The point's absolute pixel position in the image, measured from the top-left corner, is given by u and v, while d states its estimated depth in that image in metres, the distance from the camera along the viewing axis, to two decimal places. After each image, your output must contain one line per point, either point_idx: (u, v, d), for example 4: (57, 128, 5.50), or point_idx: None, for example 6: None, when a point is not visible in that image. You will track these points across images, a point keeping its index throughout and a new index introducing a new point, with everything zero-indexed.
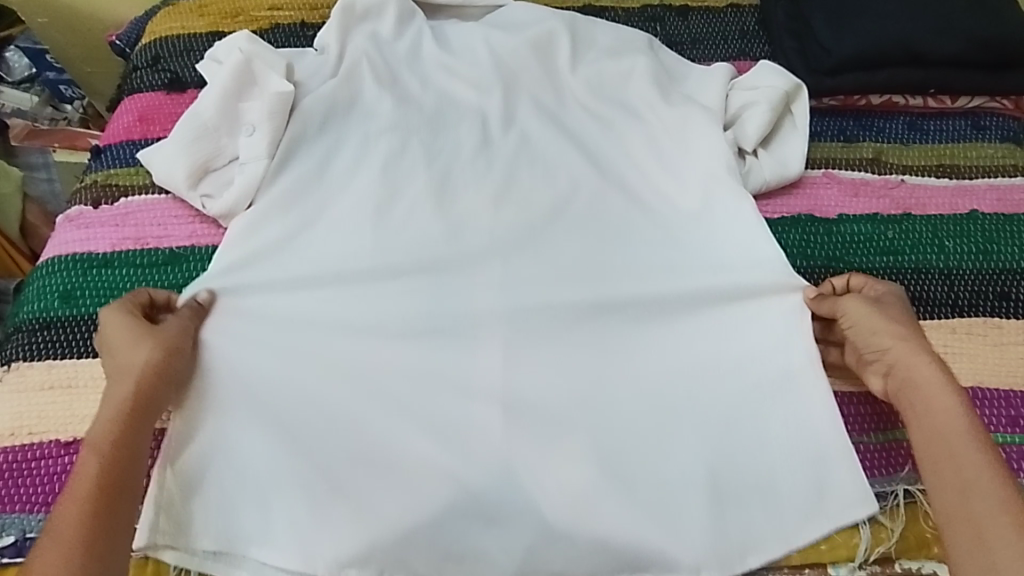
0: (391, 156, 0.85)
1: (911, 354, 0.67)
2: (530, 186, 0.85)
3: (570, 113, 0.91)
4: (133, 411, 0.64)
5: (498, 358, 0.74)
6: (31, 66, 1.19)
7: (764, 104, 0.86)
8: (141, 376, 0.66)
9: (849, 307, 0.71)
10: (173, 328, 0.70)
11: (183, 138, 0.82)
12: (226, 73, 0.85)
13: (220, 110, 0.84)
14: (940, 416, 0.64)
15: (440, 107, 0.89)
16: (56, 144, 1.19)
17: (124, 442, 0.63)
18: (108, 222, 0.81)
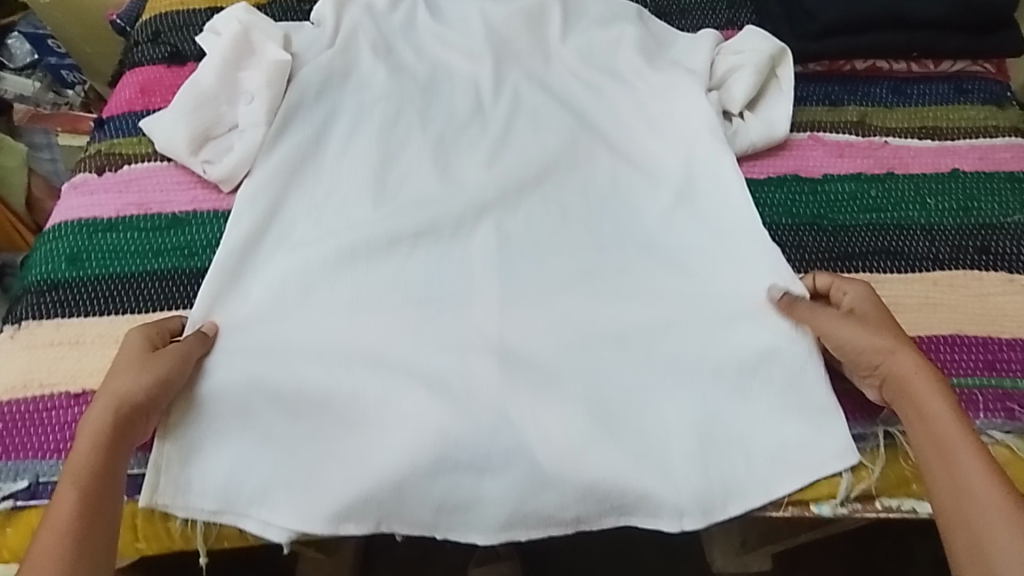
0: (386, 123, 0.87)
1: (898, 365, 0.67)
2: (522, 153, 0.87)
3: (561, 83, 0.93)
4: (111, 446, 0.64)
5: (492, 315, 0.76)
6: (33, 51, 1.29)
7: (751, 65, 0.87)
8: (123, 410, 0.65)
9: (830, 325, 0.70)
10: (167, 358, 0.69)
11: (184, 106, 0.85)
12: (227, 44, 0.88)
13: (221, 79, 0.86)
14: (933, 420, 0.64)
15: (434, 77, 0.92)
16: (60, 127, 1.26)
17: (101, 477, 0.63)
18: (113, 189, 0.83)
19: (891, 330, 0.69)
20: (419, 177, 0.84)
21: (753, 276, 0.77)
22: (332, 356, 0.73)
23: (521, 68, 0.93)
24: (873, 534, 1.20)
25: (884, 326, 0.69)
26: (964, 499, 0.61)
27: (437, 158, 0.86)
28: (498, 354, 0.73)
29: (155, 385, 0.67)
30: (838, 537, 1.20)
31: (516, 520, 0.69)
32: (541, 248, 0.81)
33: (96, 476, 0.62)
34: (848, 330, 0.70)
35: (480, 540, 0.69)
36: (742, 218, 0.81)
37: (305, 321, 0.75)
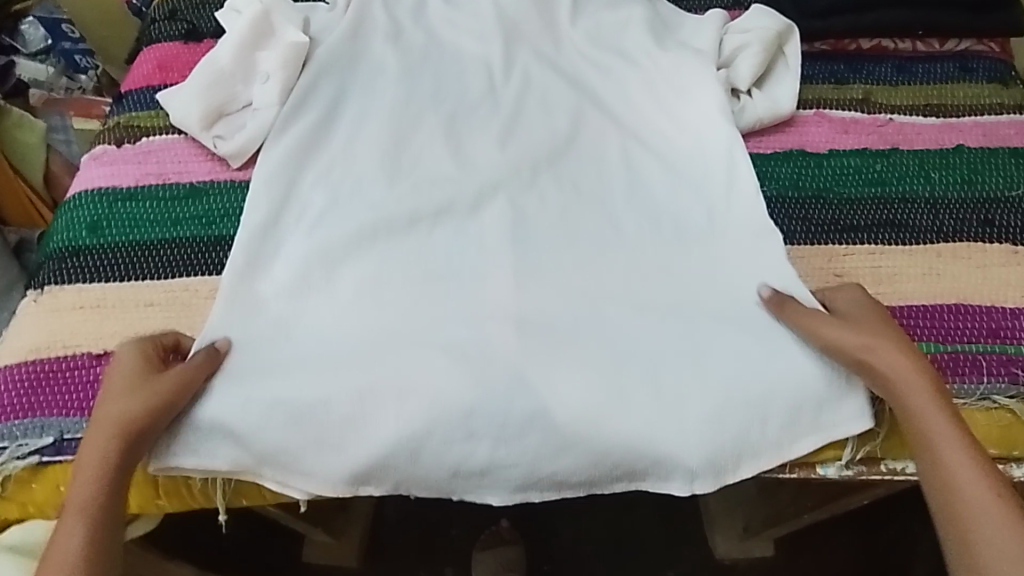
0: (399, 104, 0.90)
1: (891, 367, 0.68)
2: (531, 133, 0.89)
3: (570, 63, 0.94)
4: (105, 478, 0.64)
5: (508, 287, 0.77)
6: (47, 37, 1.24)
7: (758, 45, 0.89)
8: (119, 438, 0.65)
9: (825, 328, 0.70)
10: (164, 383, 0.68)
11: (200, 82, 0.87)
12: (245, 23, 0.90)
13: (238, 58, 0.89)
14: (925, 421, 0.66)
15: (446, 59, 0.94)
16: (73, 112, 1.25)
17: (97, 510, 0.63)
18: (132, 161, 0.85)
19: (882, 333, 0.70)
20: (433, 154, 0.87)
21: (759, 246, 0.79)
22: (348, 321, 0.75)
23: (531, 47, 0.95)
24: (878, 514, 1.21)
25: (876, 328, 0.70)
26: (959, 500, 0.64)
27: (453, 136, 0.88)
28: (514, 322, 0.75)
29: (151, 410, 0.66)
30: (841, 517, 1.21)
31: (531, 482, 0.71)
32: (553, 223, 0.82)
33: (92, 510, 0.63)
34: (839, 331, 0.70)
35: (496, 501, 0.71)
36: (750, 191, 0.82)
37: (322, 289, 0.77)
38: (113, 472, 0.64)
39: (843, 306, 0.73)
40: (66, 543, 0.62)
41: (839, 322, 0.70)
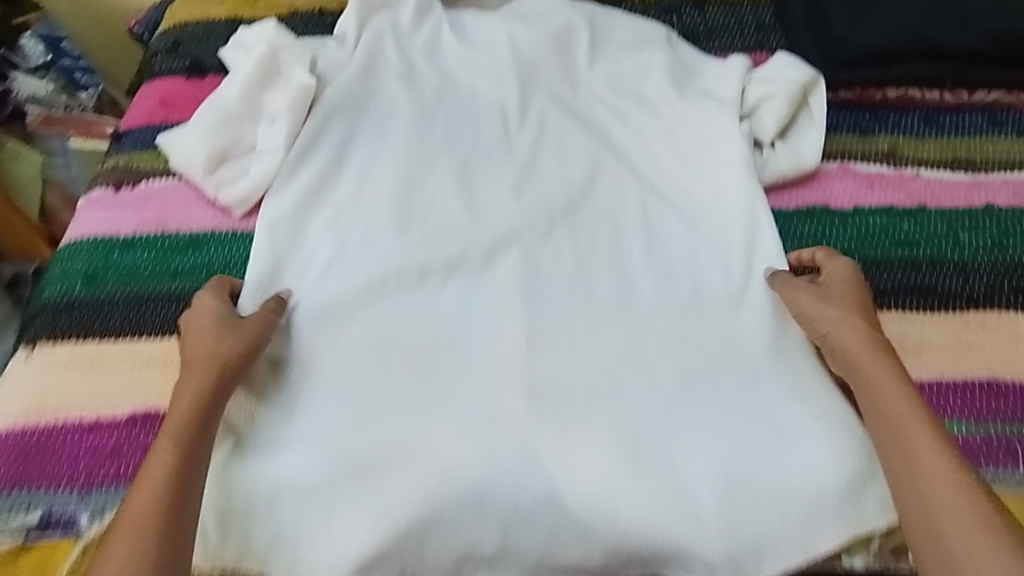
0: (411, 147, 0.87)
1: (854, 342, 0.69)
2: (548, 179, 0.86)
3: (588, 107, 0.92)
4: (205, 405, 0.65)
5: (520, 349, 0.74)
6: (47, 53, 1.19)
7: (783, 96, 0.86)
8: (217, 371, 0.67)
9: (795, 296, 0.75)
10: (252, 324, 0.72)
11: (207, 124, 0.85)
12: (253, 63, 0.87)
13: (246, 100, 0.86)
14: (887, 404, 0.65)
15: (460, 101, 0.92)
16: (73, 131, 1.17)
17: (195, 437, 0.63)
18: (131, 205, 0.82)
19: (855, 308, 0.72)
20: (446, 200, 0.84)
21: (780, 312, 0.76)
22: (354, 386, 0.71)
23: (547, 90, 0.92)
24: None
25: (848, 303, 0.73)
26: (923, 485, 0.61)
27: (466, 181, 0.86)
28: (528, 386, 0.71)
29: (245, 349, 0.70)
30: None
31: (544, 566, 0.66)
32: (569, 279, 0.79)
33: (192, 434, 0.63)
34: (809, 300, 0.74)
35: None
36: (768, 257, 0.80)
37: (326, 350, 0.74)
38: (211, 404, 0.65)
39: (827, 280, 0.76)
40: (163, 464, 0.61)
41: (811, 292, 0.74)
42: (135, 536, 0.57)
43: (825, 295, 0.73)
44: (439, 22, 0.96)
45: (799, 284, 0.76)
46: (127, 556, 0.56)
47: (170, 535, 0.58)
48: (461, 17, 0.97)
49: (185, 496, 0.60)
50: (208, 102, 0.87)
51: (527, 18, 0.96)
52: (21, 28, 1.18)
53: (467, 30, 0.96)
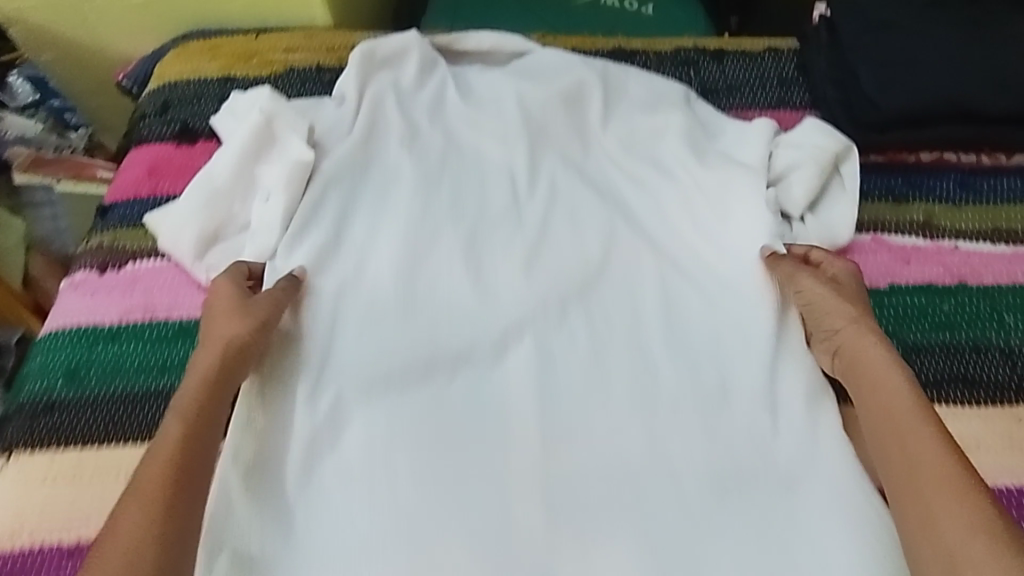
0: (416, 218, 0.81)
1: (858, 337, 0.69)
2: (559, 253, 0.81)
3: (600, 170, 0.86)
4: (215, 384, 0.67)
5: (536, 454, 0.69)
6: (34, 92, 1.15)
7: (810, 167, 0.81)
8: (229, 350, 0.69)
9: (804, 283, 0.75)
10: (262, 303, 0.72)
11: (196, 201, 0.80)
12: (247, 133, 0.82)
13: (239, 174, 0.82)
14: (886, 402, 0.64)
15: (465, 165, 0.85)
16: (62, 174, 1.11)
17: (205, 415, 0.65)
18: (116, 289, 0.77)
19: (859, 303, 0.73)
20: (452, 277, 0.78)
21: (808, 404, 0.72)
22: (361, 496, 0.66)
23: (558, 154, 0.86)
24: None
25: (852, 297, 0.73)
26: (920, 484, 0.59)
27: (472, 256, 0.80)
28: (546, 497, 0.67)
29: (256, 326, 0.71)
30: None
31: None
32: (587, 369, 0.74)
33: (205, 412, 0.65)
34: (817, 290, 0.74)
35: None
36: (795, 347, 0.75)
37: (331, 458, 0.68)
38: (221, 384, 0.67)
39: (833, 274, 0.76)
40: (174, 439, 0.62)
41: (819, 280, 0.74)
42: (143, 505, 0.57)
43: (836, 286, 0.73)
44: (440, 79, 0.90)
45: (802, 274, 0.75)
46: (137, 524, 0.56)
47: (181, 502, 0.58)
48: (465, 73, 0.91)
49: (194, 469, 0.61)
50: (199, 176, 0.82)
51: (535, 73, 0.90)
52: (12, 70, 1.16)
53: (471, 87, 0.90)
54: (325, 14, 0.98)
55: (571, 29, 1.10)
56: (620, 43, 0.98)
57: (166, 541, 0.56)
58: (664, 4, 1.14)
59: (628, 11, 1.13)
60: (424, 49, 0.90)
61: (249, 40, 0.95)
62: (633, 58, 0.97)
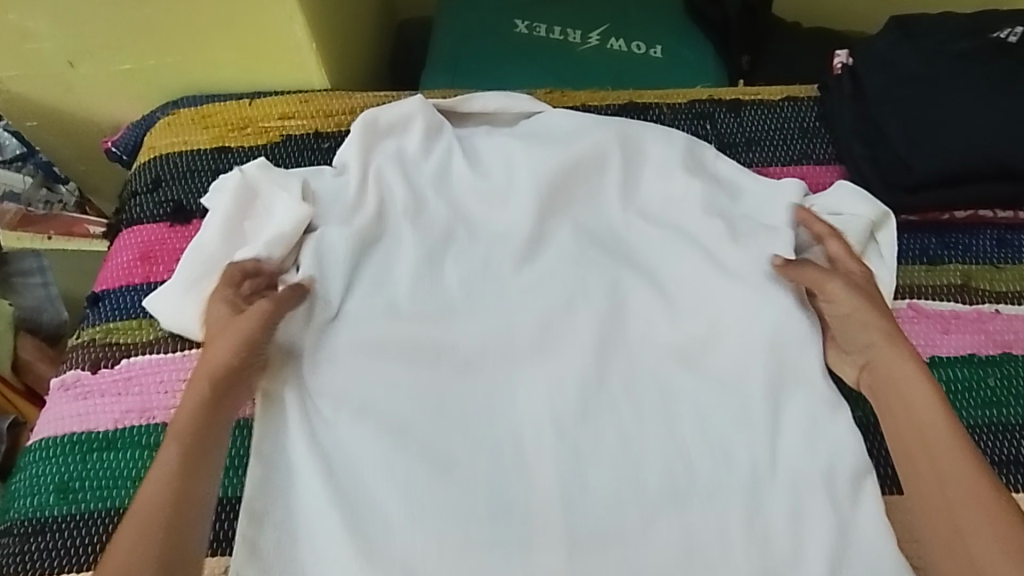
0: (428, 301, 0.78)
1: (892, 356, 0.68)
2: (578, 333, 0.76)
3: (617, 240, 0.82)
4: (212, 402, 0.66)
5: (561, 560, 0.66)
6: (21, 146, 1.12)
7: (855, 233, 0.78)
8: (219, 373, 0.67)
9: (833, 289, 0.73)
10: (254, 314, 0.70)
11: (191, 273, 0.76)
12: (229, 197, 0.80)
13: (229, 236, 0.79)
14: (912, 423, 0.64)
15: (476, 239, 0.81)
16: (53, 231, 1.08)
17: (200, 434, 0.64)
18: (111, 390, 0.73)
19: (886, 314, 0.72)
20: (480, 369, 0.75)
21: (846, 496, 0.68)
22: None
23: (573, 223, 0.82)
24: None
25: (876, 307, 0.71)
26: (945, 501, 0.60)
27: (492, 342, 0.76)
28: None
29: (242, 348, 0.69)
30: None
31: None
32: (615, 461, 0.70)
33: (191, 437, 0.63)
34: (843, 295, 0.72)
35: None
36: (833, 434, 0.71)
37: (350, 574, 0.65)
38: (208, 411, 0.65)
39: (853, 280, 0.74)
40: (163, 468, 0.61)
41: (847, 287, 0.73)
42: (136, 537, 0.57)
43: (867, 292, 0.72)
44: (448, 144, 0.85)
45: (827, 280, 0.73)
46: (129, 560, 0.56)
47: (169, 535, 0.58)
48: (472, 137, 0.87)
49: (179, 499, 0.60)
50: (189, 250, 0.79)
51: (543, 136, 0.85)
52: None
53: (480, 151, 0.86)
54: (322, 77, 0.94)
55: (582, 82, 1.06)
56: (632, 97, 0.94)
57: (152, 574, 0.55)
58: (672, 47, 1.10)
59: (636, 54, 1.09)
60: (429, 115, 0.85)
61: (241, 107, 0.91)
62: (647, 112, 0.93)
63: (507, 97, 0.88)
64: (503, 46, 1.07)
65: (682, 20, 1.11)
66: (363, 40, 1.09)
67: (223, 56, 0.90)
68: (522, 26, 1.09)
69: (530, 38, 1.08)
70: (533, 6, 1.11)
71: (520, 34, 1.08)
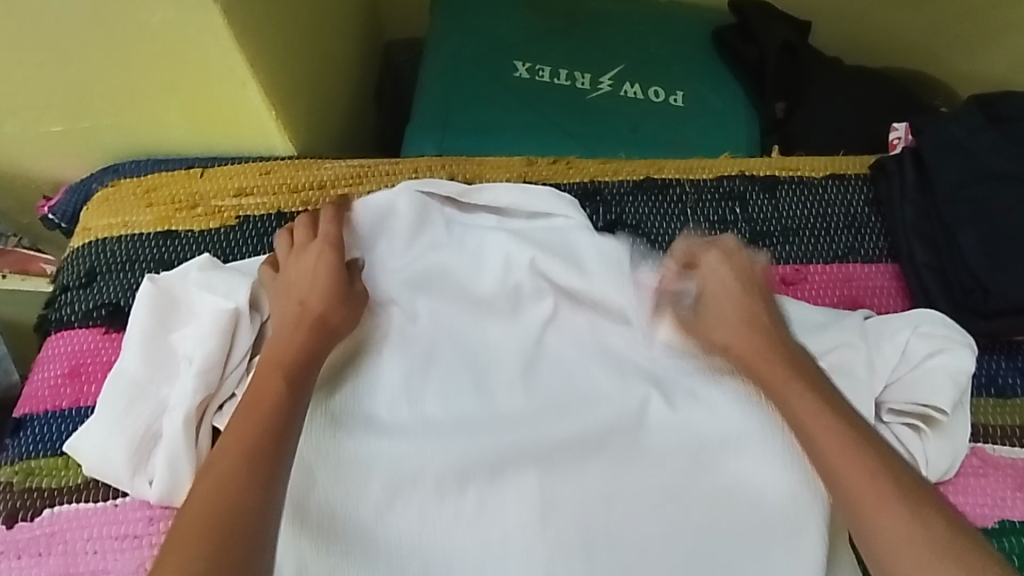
0: (421, 425, 0.63)
1: (752, 353, 0.62)
2: (584, 490, 0.62)
3: (638, 368, 0.66)
4: (298, 366, 0.59)
5: None
6: None
7: (935, 364, 0.65)
8: (314, 330, 0.61)
9: (705, 274, 0.66)
10: (331, 308, 0.63)
11: (114, 411, 0.63)
12: (143, 309, 0.65)
13: (152, 356, 0.64)
14: (788, 396, 0.59)
15: (473, 356, 0.66)
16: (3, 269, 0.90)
17: (283, 402, 0.57)
18: (29, 550, 0.63)
19: (739, 310, 0.64)
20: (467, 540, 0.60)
21: None
22: None
23: (576, 338, 0.68)
24: None
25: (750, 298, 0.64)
26: (833, 459, 0.55)
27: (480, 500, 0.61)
28: None
29: (336, 304, 0.63)
30: None
31: None
32: None
33: (292, 383, 0.58)
34: (704, 283, 0.66)
35: None
36: None
37: None
38: (304, 363, 0.60)
39: (705, 288, 0.65)
40: (264, 407, 0.56)
41: (724, 267, 0.66)
42: (242, 468, 0.53)
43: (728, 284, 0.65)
44: (428, 245, 0.70)
45: (705, 263, 0.66)
46: (228, 492, 0.52)
47: (275, 468, 0.54)
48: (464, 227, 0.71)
49: (289, 430, 0.56)
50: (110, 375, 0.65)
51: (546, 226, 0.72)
52: None
53: (471, 253, 0.70)
54: (286, 144, 0.79)
55: (591, 142, 0.90)
56: (650, 171, 0.80)
57: (260, 516, 0.51)
58: (698, 96, 0.94)
59: (655, 101, 0.93)
60: (417, 197, 0.70)
61: (190, 179, 0.78)
62: (667, 189, 0.79)
63: (524, 190, 0.72)
64: (499, 93, 0.91)
65: (712, 65, 0.96)
66: (341, 84, 0.93)
67: (167, 118, 0.76)
68: (522, 68, 0.93)
69: (531, 83, 0.92)
70: (538, 42, 0.95)
71: (521, 78, 0.92)
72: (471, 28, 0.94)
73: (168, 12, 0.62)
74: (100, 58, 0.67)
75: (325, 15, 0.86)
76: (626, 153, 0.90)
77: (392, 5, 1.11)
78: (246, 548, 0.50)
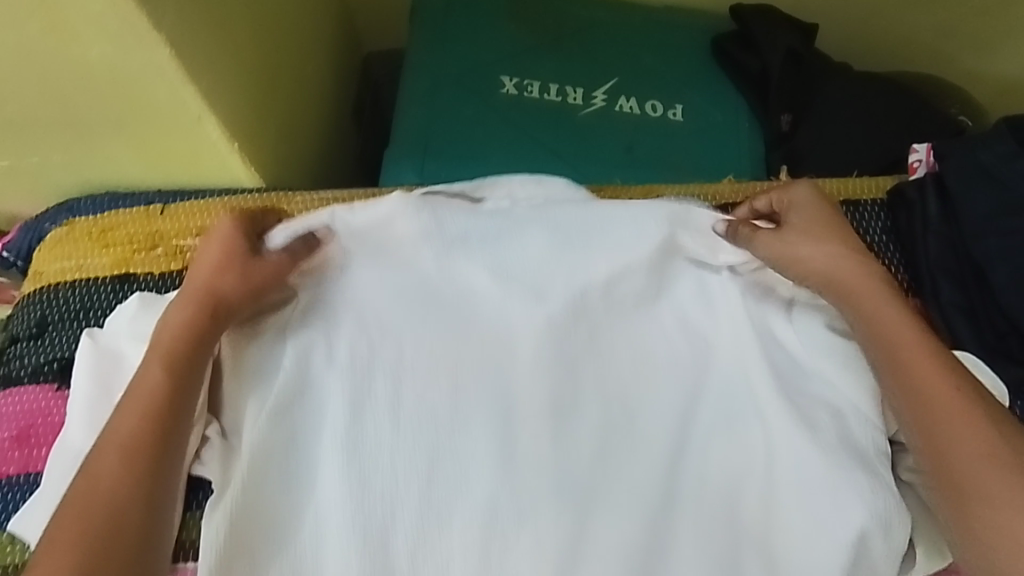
0: (438, 436, 0.58)
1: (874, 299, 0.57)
2: (619, 538, 0.56)
3: (658, 402, 0.60)
4: (191, 349, 0.56)
5: None
6: None
7: None
8: (201, 303, 0.57)
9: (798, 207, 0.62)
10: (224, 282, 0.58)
11: (60, 487, 0.57)
12: (87, 369, 0.60)
13: (98, 423, 0.58)
14: (930, 374, 0.53)
15: (481, 390, 0.59)
16: None
17: (166, 398, 0.54)
18: None
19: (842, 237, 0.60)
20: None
21: None
22: None
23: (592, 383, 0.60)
24: None
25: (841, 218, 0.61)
26: (952, 440, 0.51)
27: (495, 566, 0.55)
28: None
29: (223, 271, 0.58)
30: None
31: None
32: None
33: (171, 365, 0.55)
34: (803, 211, 0.62)
35: None
36: None
37: None
38: (188, 347, 0.56)
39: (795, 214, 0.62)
40: (145, 396, 0.54)
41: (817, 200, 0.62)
42: (121, 467, 0.51)
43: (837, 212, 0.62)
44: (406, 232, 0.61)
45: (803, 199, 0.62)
46: (105, 493, 0.50)
47: (156, 465, 0.52)
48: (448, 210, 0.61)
49: (175, 431, 0.53)
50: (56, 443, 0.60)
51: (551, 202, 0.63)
52: None
53: (440, 242, 0.60)
54: (252, 177, 0.73)
55: (583, 164, 0.84)
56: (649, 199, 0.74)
57: (141, 517, 0.50)
58: (697, 111, 0.87)
59: (651, 117, 0.86)
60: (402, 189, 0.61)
61: (150, 218, 0.72)
62: None
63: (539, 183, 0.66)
64: (485, 113, 0.85)
65: (713, 77, 0.89)
66: (315, 104, 0.87)
67: (119, 153, 0.69)
68: (509, 85, 0.87)
69: (519, 101, 0.86)
70: (525, 56, 0.88)
71: (507, 96, 0.86)
72: (452, 42, 0.88)
73: (106, 46, 0.55)
74: (39, 94, 0.61)
75: (293, 32, 0.79)
76: (622, 177, 0.84)
77: (372, 13, 1.04)
78: (131, 549, 0.49)
